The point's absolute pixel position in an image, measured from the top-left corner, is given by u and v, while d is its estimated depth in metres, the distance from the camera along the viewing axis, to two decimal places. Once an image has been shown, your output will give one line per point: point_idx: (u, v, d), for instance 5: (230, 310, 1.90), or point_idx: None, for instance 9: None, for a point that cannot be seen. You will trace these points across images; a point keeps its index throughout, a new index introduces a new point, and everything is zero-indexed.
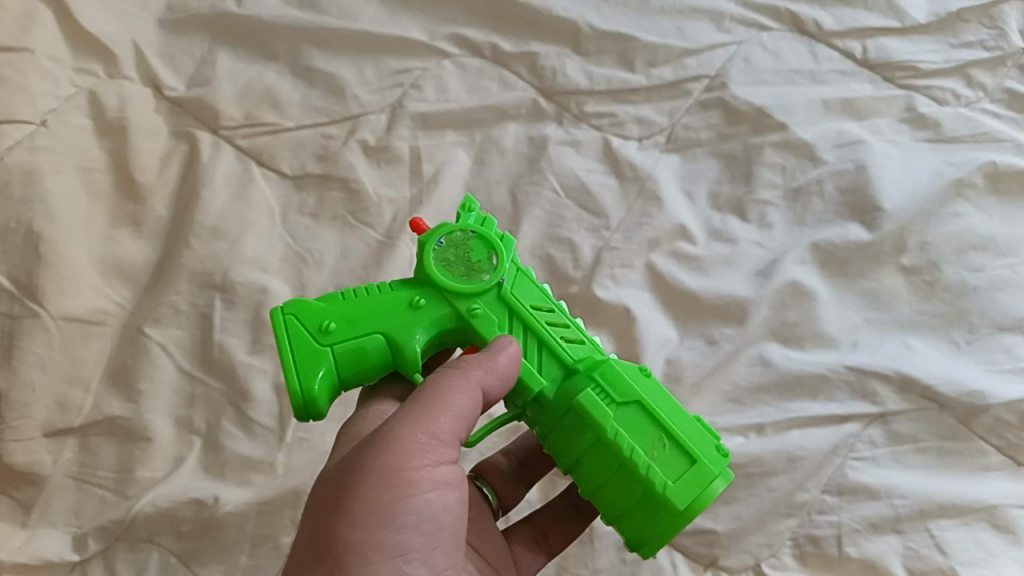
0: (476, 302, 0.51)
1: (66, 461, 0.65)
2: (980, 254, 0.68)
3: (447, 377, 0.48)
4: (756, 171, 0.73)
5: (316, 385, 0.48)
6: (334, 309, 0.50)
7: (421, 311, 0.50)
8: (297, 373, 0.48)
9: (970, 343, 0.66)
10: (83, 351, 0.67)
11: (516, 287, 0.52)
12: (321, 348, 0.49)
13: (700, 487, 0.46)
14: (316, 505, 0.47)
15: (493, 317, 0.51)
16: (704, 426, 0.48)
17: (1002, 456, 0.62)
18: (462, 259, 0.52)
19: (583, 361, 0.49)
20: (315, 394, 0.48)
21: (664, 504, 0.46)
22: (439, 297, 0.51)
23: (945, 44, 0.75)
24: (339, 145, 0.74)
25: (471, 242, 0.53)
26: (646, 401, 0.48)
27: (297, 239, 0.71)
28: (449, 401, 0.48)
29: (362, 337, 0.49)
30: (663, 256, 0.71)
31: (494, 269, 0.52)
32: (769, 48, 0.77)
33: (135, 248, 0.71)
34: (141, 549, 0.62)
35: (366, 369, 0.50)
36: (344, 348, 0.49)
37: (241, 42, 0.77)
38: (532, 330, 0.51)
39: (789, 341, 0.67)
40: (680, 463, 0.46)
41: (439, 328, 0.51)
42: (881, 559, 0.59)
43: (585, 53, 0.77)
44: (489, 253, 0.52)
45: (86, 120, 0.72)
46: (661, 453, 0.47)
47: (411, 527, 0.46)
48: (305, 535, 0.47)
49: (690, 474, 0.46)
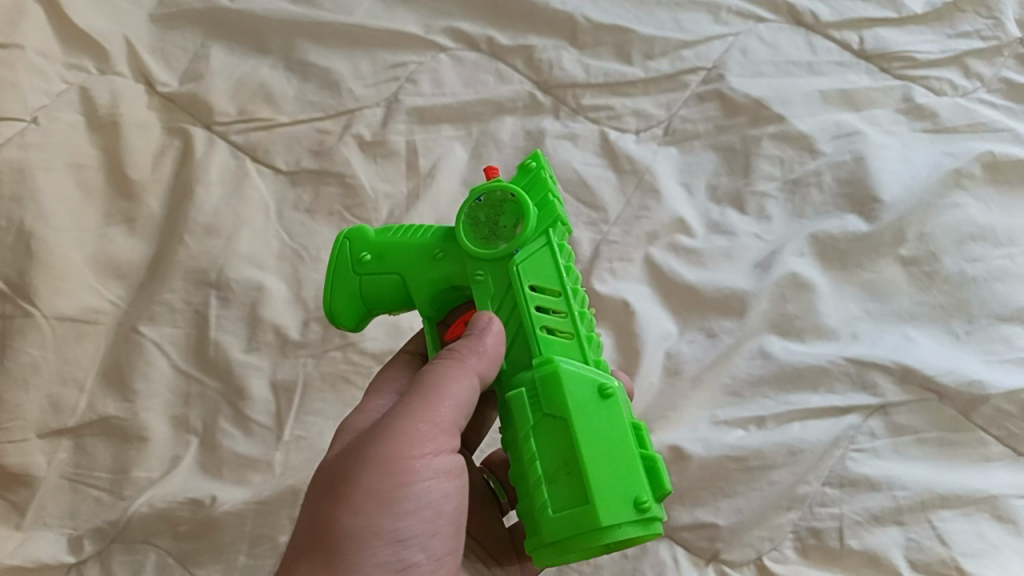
0: (481, 268, 0.50)
1: (61, 462, 0.64)
2: (979, 245, 0.68)
3: (445, 364, 0.48)
4: (754, 163, 0.73)
5: (341, 305, 0.53)
6: (378, 241, 0.53)
7: (438, 264, 0.51)
8: (329, 290, 0.53)
9: (970, 334, 0.66)
10: (77, 351, 0.66)
11: (526, 262, 0.49)
12: (354, 273, 0.53)
13: (580, 531, 0.43)
14: (316, 493, 0.47)
15: (490, 287, 0.49)
16: (623, 472, 0.44)
17: (1002, 446, 0.62)
18: (489, 223, 0.50)
19: (546, 356, 0.47)
20: (335, 311, 0.53)
21: (540, 531, 0.44)
22: (457, 255, 0.51)
23: (942, 35, 0.75)
24: (334, 140, 0.74)
25: (506, 204, 0.50)
26: (571, 422, 0.44)
27: (293, 236, 0.71)
28: (448, 389, 0.47)
29: (385, 275, 0.53)
30: (661, 249, 0.71)
31: (513, 238, 0.49)
32: (766, 40, 0.76)
33: (129, 246, 0.70)
34: (138, 550, 0.61)
35: (387, 305, 0.54)
36: (368, 280, 0.53)
37: (235, 37, 0.77)
38: (519, 312, 0.48)
39: (789, 334, 0.67)
40: (572, 499, 0.43)
41: (450, 285, 0.52)
42: (882, 552, 0.59)
43: (582, 46, 0.76)
44: (515, 221, 0.49)
45: (77, 116, 0.71)
46: (562, 480, 0.44)
47: (410, 514, 0.46)
48: (304, 523, 0.46)
49: (578, 517, 0.43)
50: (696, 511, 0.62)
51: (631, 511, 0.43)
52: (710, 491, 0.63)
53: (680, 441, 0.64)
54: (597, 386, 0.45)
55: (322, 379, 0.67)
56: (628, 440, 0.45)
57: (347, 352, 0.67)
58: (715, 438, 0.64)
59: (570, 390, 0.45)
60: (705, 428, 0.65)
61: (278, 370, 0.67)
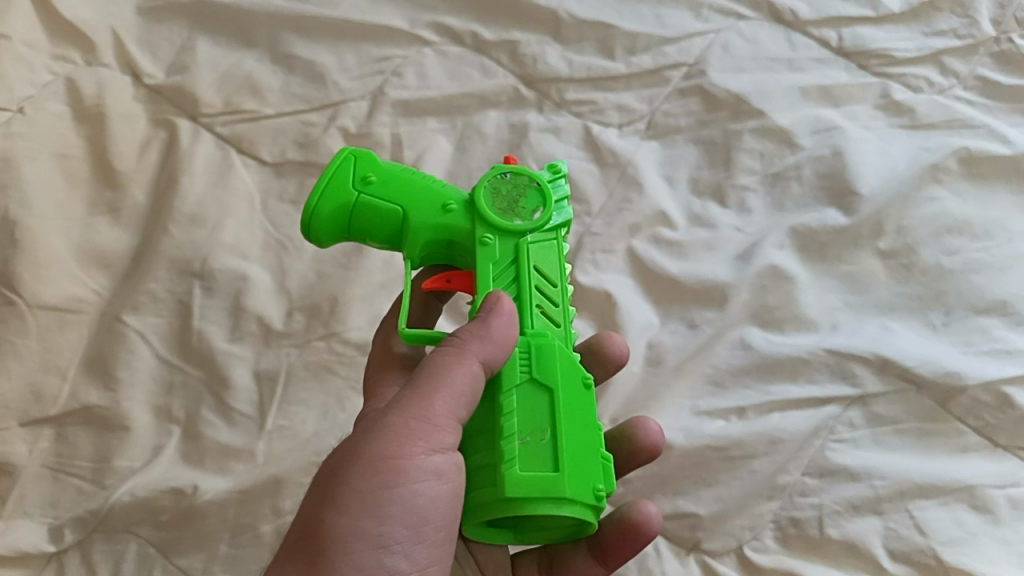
0: (492, 233, 0.51)
1: (42, 451, 0.64)
2: (956, 237, 0.69)
3: (444, 353, 0.47)
4: (735, 156, 0.74)
5: (325, 211, 0.52)
6: (387, 169, 0.53)
7: (443, 213, 0.52)
8: (319, 192, 0.52)
9: (947, 325, 0.66)
10: (60, 339, 0.66)
11: (537, 247, 0.51)
12: (353, 189, 0.52)
13: (541, 494, 0.43)
14: (310, 487, 0.47)
15: (497, 253, 0.51)
16: (592, 458, 0.46)
17: (979, 437, 0.63)
18: (511, 197, 0.52)
19: (537, 332, 0.49)
20: (320, 216, 0.52)
21: (500, 485, 0.44)
22: (469, 214, 0.52)
23: (918, 33, 0.76)
24: (320, 131, 0.74)
25: (529, 189, 0.52)
26: (556, 393, 0.46)
27: (278, 226, 0.71)
28: (444, 385, 0.46)
29: (385, 201, 0.52)
30: (643, 241, 0.72)
31: (530, 220, 0.51)
32: (746, 36, 0.77)
33: (113, 236, 0.70)
34: (119, 539, 0.61)
35: (371, 232, 0.53)
36: (366, 199, 0.52)
37: (221, 29, 0.77)
38: (518, 285, 0.50)
39: (769, 324, 0.68)
40: (541, 462, 0.44)
41: (448, 239, 0.52)
42: (862, 540, 0.60)
43: (565, 41, 0.77)
44: (536, 207, 0.52)
45: (63, 107, 0.72)
46: (533, 443, 0.45)
47: (396, 518, 0.45)
48: (296, 516, 0.46)
49: (543, 481, 0.43)
50: (677, 500, 0.63)
51: (590, 497, 0.45)
52: (691, 480, 0.63)
53: (661, 430, 0.65)
54: (583, 377, 0.48)
55: (306, 368, 0.67)
56: (597, 434, 0.47)
57: (330, 343, 0.68)
58: (697, 427, 0.64)
59: (560, 364, 0.47)
60: (686, 417, 0.65)
61: (262, 359, 0.67)
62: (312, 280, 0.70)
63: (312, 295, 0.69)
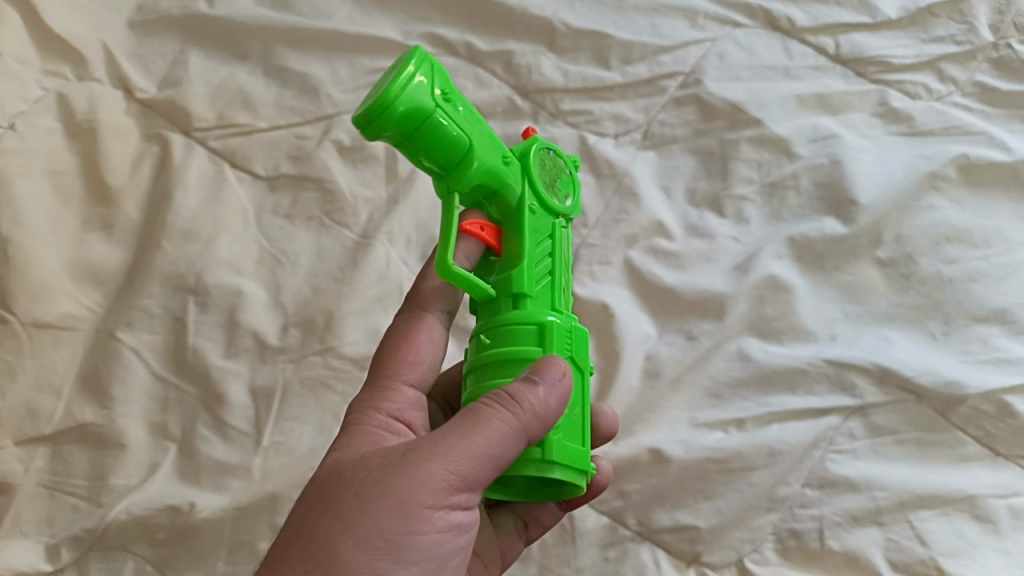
0: (537, 202, 0.51)
1: (38, 469, 0.63)
2: (955, 246, 0.68)
3: (492, 407, 0.44)
4: (732, 166, 0.73)
5: (399, 109, 0.43)
6: (458, 94, 0.47)
7: (504, 164, 0.49)
8: (398, 85, 0.43)
9: (946, 335, 0.66)
10: (53, 357, 0.66)
11: (563, 232, 0.53)
12: (434, 98, 0.45)
13: (577, 467, 0.46)
14: (321, 507, 0.44)
15: (539, 224, 0.50)
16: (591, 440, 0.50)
17: (979, 446, 0.63)
18: (552, 175, 0.53)
19: (565, 311, 0.49)
20: (397, 113, 0.43)
21: (547, 446, 0.45)
22: (522, 177, 0.50)
23: (916, 39, 0.76)
24: (314, 145, 0.74)
25: (563, 174, 0.54)
26: (587, 375, 0.49)
27: (272, 240, 0.71)
28: (490, 441, 0.43)
29: (458, 129, 0.46)
30: (640, 252, 0.71)
31: (563, 204, 0.53)
32: (743, 45, 0.77)
33: (106, 251, 0.69)
34: (115, 558, 0.61)
35: (430, 150, 0.46)
36: (443, 117, 0.45)
37: (213, 42, 0.77)
38: (552, 259, 0.50)
39: (768, 335, 0.67)
40: (576, 437, 0.47)
41: (495, 192, 0.49)
42: (862, 552, 0.59)
43: (560, 51, 0.77)
44: (567, 192, 0.54)
45: (54, 122, 0.71)
46: (571, 417, 0.47)
47: (413, 563, 0.43)
48: (301, 533, 0.44)
49: (579, 456, 0.46)
50: (676, 513, 0.62)
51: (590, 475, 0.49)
52: (690, 493, 0.63)
53: (659, 442, 0.64)
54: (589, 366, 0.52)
55: (301, 384, 0.66)
56: None
57: (326, 357, 0.67)
58: (695, 439, 0.64)
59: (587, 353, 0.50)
60: (684, 429, 0.65)
61: (257, 375, 0.67)
62: (307, 295, 0.69)
63: (307, 310, 0.69)
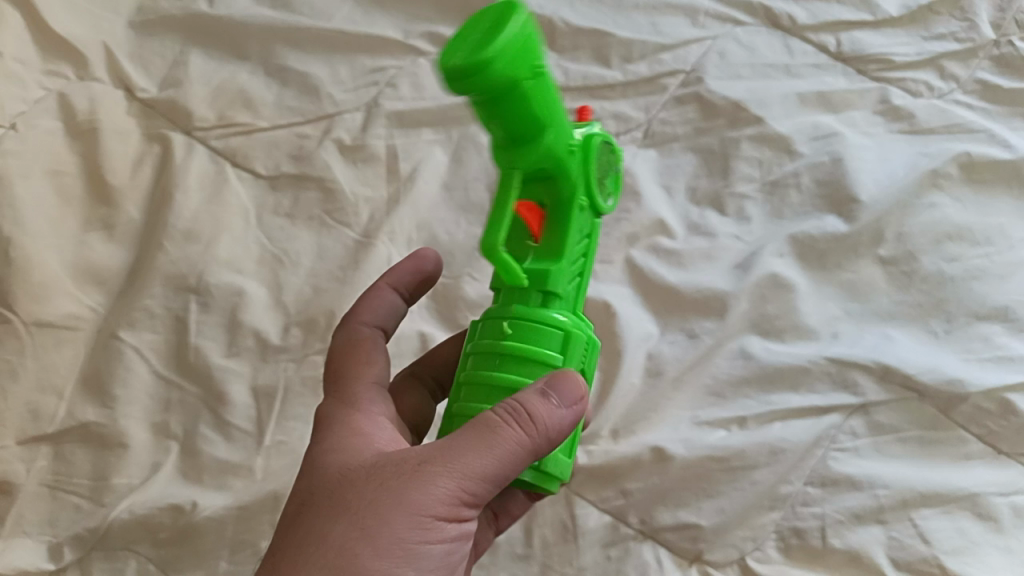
0: (586, 199, 0.49)
1: (40, 469, 0.63)
2: (957, 244, 0.68)
3: (510, 424, 0.42)
4: (733, 164, 0.73)
5: (492, 75, 0.39)
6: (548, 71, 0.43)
7: (568, 155, 0.47)
8: (502, 44, 0.39)
9: (948, 333, 0.66)
10: (55, 357, 0.66)
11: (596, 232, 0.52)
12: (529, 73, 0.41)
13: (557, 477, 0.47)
14: (335, 514, 0.43)
15: (581, 222, 0.49)
16: None
17: (982, 444, 0.63)
18: (604, 172, 0.51)
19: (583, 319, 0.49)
20: (491, 80, 0.39)
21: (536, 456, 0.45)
22: (580, 169, 0.48)
23: (917, 37, 0.76)
24: (314, 144, 0.74)
25: (613, 171, 0.52)
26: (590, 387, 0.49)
27: (273, 240, 0.71)
28: (505, 454, 0.42)
29: (539, 112, 0.43)
30: (641, 251, 0.71)
31: (605, 202, 0.51)
32: (744, 43, 0.77)
33: (107, 252, 0.69)
34: (118, 557, 0.62)
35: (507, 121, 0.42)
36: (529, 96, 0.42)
37: (214, 42, 0.77)
38: (582, 262, 0.50)
39: (769, 334, 0.67)
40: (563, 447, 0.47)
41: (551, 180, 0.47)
42: (865, 550, 0.59)
43: (561, 50, 0.77)
44: (611, 191, 0.52)
45: (55, 123, 0.71)
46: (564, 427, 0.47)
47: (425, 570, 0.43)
48: (313, 539, 0.43)
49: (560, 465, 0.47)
50: (679, 512, 0.62)
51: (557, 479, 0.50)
52: (693, 491, 0.62)
53: (661, 442, 0.64)
54: None
55: (303, 384, 0.67)
56: None
57: None
58: (698, 438, 0.64)
59: None
60: (686, 428, 0.64)
61: (258, 374, 0.67)
62: (308, 295, 0.69)
63: (308, 310, 0.69)
